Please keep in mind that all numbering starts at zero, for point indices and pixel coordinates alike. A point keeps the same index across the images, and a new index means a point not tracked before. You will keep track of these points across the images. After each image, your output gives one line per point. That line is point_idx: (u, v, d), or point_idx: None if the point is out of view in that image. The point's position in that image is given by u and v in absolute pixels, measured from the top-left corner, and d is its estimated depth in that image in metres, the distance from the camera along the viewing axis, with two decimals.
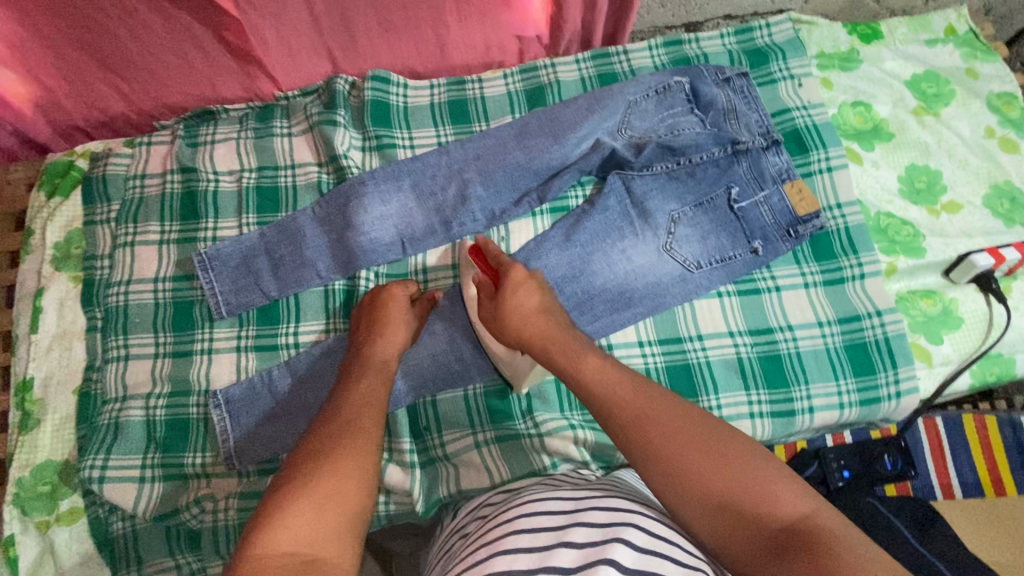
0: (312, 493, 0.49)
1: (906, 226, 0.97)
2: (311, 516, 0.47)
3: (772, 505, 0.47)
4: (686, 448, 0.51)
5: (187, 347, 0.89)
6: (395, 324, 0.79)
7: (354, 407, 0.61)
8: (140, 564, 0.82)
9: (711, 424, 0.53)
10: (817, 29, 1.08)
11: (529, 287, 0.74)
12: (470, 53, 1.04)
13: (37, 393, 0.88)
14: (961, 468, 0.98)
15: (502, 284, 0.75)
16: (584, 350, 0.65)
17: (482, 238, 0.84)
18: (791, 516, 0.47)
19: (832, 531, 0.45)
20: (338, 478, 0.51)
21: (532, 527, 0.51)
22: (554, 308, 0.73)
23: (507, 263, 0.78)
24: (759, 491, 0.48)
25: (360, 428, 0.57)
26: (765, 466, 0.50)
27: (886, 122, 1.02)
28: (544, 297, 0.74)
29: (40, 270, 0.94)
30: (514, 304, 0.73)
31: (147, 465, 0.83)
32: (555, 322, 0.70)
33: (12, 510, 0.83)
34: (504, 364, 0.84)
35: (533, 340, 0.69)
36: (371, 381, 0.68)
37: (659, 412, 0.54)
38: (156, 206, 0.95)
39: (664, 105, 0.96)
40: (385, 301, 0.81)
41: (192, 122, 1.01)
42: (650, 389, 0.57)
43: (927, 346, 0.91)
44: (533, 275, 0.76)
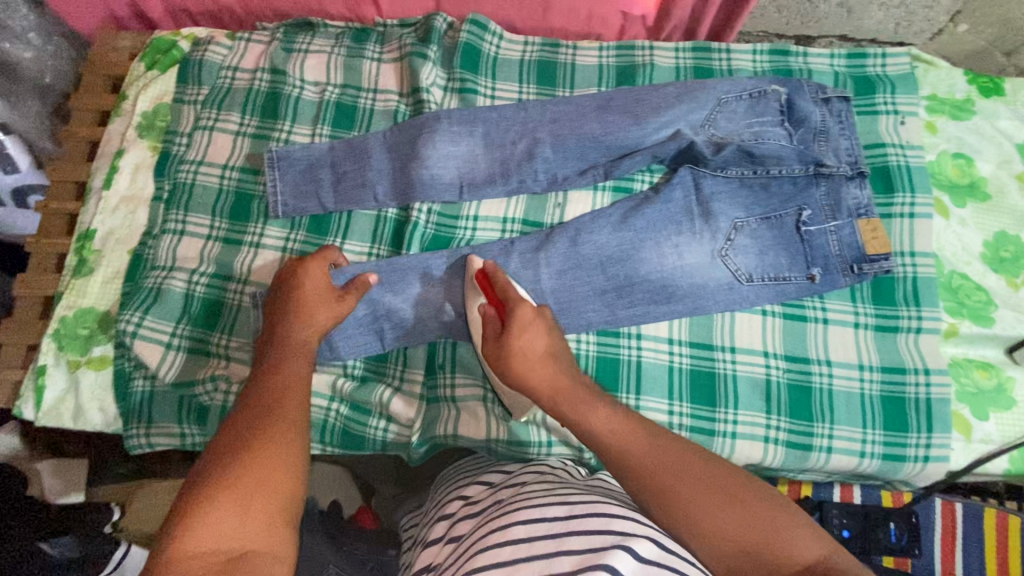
0: (231, 490, 0.49)
1: (979, 291, 0.91)
2: (234, 512, 0.47)
3: (792, 548, 0.48)
4: (709, 497, 0.51)
5: (239, 237, 0.92)
6: (313, 309, 0.74)
7: (274, 393, 0.61)
8: (150, 423, 0.86)
9: (727, 471, 0.53)
10: (935, 71, 1.02)
11: (537, 327, 0.69)
12: (571, 19, 1.03)
13: (97, 245, 0.93)
14: (969, 563, 0.91)
15: (508, 322, 0.70)
16: (592, 398, 0.62)
17: (489, 264, 0.79)
18: (809, 556, 0.47)
19: (848, 572, 0.46)
20: (259, 469, 0.51)
21: (529, 532, 0.50)
22: (561, 351, 0.69)
23: (515, 296, 0.73)
24: (779, 535, 0.48)
25: (281, 415, 0.58)
26: (784, 510, 0.50)
27: (985, 181, 0.96)
28: (553, 338, 0.69)
29: (125, 132, 0.99)
30: (520, 345, 0.68)
31: (177, 334, 0.88)
32: (562, 370, 0.66)
33: (50, 342, 0.87)
34: (506, 396, 0.82)
35: (542, 393, 0.65)
36: (291, 362, 0.67)
37: (680, 467, 0.53)
38: (241, 98, 0.98)
39: (754, 111, 0.93)
40: (298, 283, 0.75)
41: (292, 29, 1.03)
42: (663, 438, 0.57)
43: (970, 419, 0.86)
44: (539, 312, 0.71)
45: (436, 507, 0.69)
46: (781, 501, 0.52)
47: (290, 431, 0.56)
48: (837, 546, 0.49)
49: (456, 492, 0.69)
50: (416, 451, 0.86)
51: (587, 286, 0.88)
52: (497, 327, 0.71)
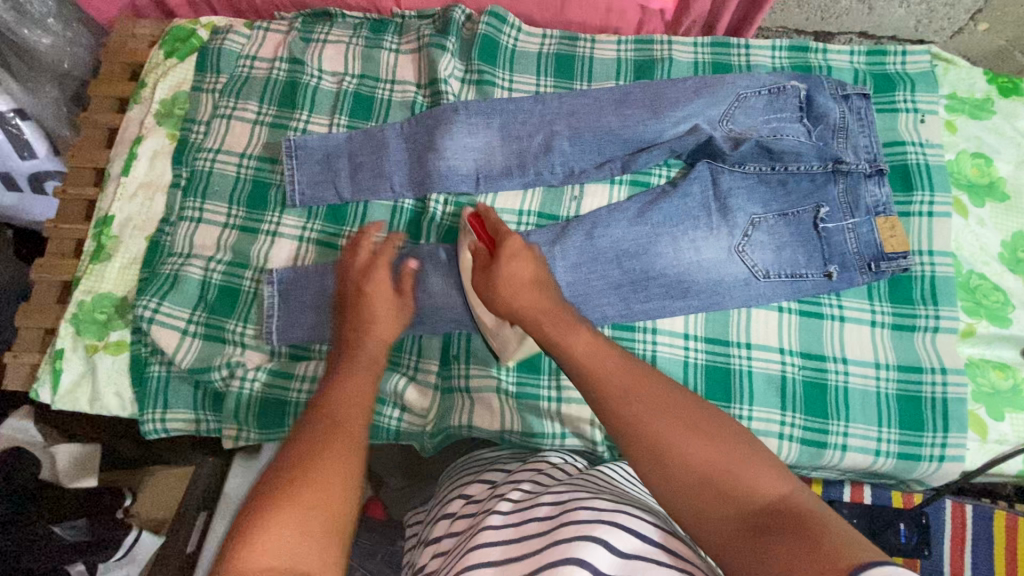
0: (291, 502, 0.43)
1: (996, 292, 0.90)
2: (292, 525, 0.42)
3: (753, 484, 0.46)
4: (674, 429, 0.49)
5: (255, 225, 0.93)
6: (381, 318, 0.68)
7: (340, 402, 0.54)
8: (165, 408, 0.86)
9: (702, 409, 0.51)
10: (955, 70, 1.01)
11: (526, 258, 0.70)
12: (590, 13, 1.02)
13: (115, 231, 0.93)
14: (978, 564, 0.90)
15: (497, 252, 0.71)
16: (576, 324, 0.62)
17: (483, 207, 0.81)
18: (771, 497, 0.45)
19: (809, 511, 0.44)
20: (318, 492, 0.45)
21: (522, 531, 0.50)
22: (548, 282, 0.69)
23: (505, 232, 0.74)
24: (741, 472, 0.47)
25: (346, 426, 0.51)
26: (751, 449, 0.48)
27: (1004, 181, 0.95)
28: (540, 269, 0.70)
29: (143, 120, 0.99)
30: (506, 273, 0.69)
31: (193, 320, 0.88)
32: (549, 296, 0.67)
33: (68, 326, 0.88)
34: (491, 337, 0.84)
35: (526, 315, 0.66)
36: (357, 376, 0.59)
37: (650, 399, 0.52)
38: (259, 87, 0.99)
39: (773, 107, 0.92)
40: (365, 290, 0.70)
41: (310, 20, 1.03)
42: (643, 367, 0.55)
43: (985, 419, 0.86)
44: (529, 247, 0.72)
45: (438, 505, 0.69)
46: (749, 439, 0.50)
47: (355, 446, 0.50)
48: (803, 487, 0.47)
49: (458, 492, 0.68)
50: (429, 442, 0.87)
51: (602, 280, 0.88)
52: (486, 258, 0.74)
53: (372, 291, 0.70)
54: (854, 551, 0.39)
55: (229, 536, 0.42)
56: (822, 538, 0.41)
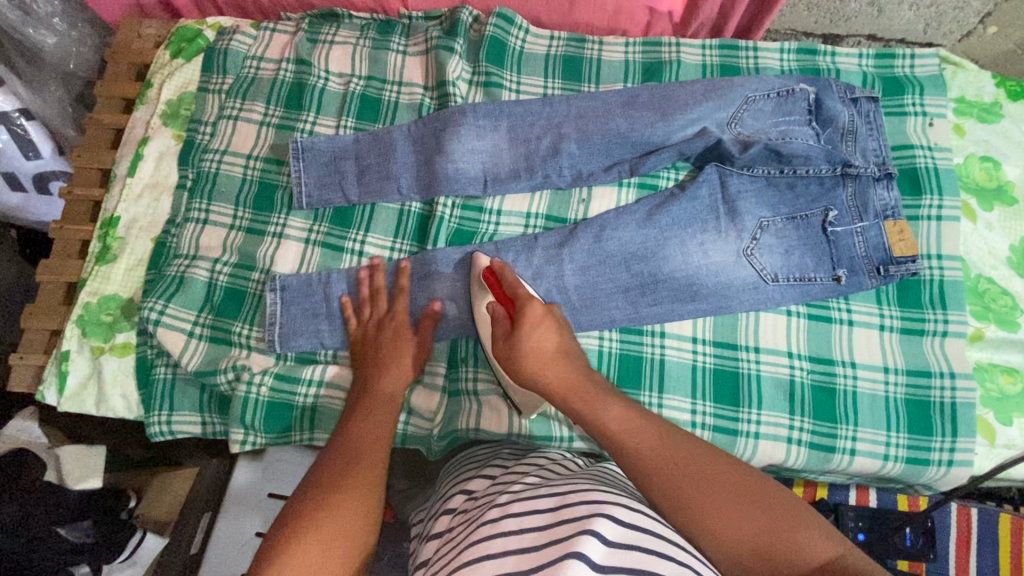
0: (318, 528, 0.51)
1: (1005, 296, 0.90)
2: (321, 547, 0.50)
3: (802, 549, 0.47)
4: (719, 501, 0.51)
5: (262, 227, 0.92)
6: (394, 359, 0.79)
7: (360, 441, 0.64)
8: (171, 410, 0.86)
9: (742, 475, 0.53)
10: (963, 73, 1.01)
11: (547, 324, 0.71)
12: (598, 14, 1.02)
13: (120, 232, 0.93)
14: (984, 568, 0.90)
15: (518, 318, 0.72)
16: (605, 393, 0.64)
17: (496, 262, 0.81)
18: (822, 558, 0.47)
19: (861, 572, 0.46)
20: (343, 512, 0.54)
21: (521, 525, 0.48)
22: (571, 348, 0.70)
23: (524, 294, 0.74)
24: (790, 538, 0.48)
25: (365, 460, 0.61)
26: (794, 512, 0.50)
27: (1012, 185, 0.95)
28: (563, 337, 0.71)
29: (149, 120, 0.99)
30: (534, 343, 0.69)
31: (199, 323, 0.88)
32: (574, 365, 0.68)
33: (74, 328, 0.88)
34: (515, 393, 0.80)
35: (555, 386, 0.67)
36: (378, 413, 0.70)
37: (689, 471, 0.53)
38: (265, 88, 0.98)
39: (781, 110, 0.92)
40: (377, 339, 0.82)
41: (316, 21, 1.03)
42: (679, 439, 0.57)
43: (994, 424, 0.85)
44: (548, 311, 0.73)
45: (441, 500, 0.69)
46: (793, 501, 0.51)
47: (374, 477, 0.59)
48: (850, 546, 0.49)
49: (458, 489, 0.68)
50: (436, 444, 0.86)
51: (610, 282, 0.88)
52: (507, 325, 0.73)
53: (389, 335, 0.82)
54: None
55: (265, 556, 0.50)
56: None
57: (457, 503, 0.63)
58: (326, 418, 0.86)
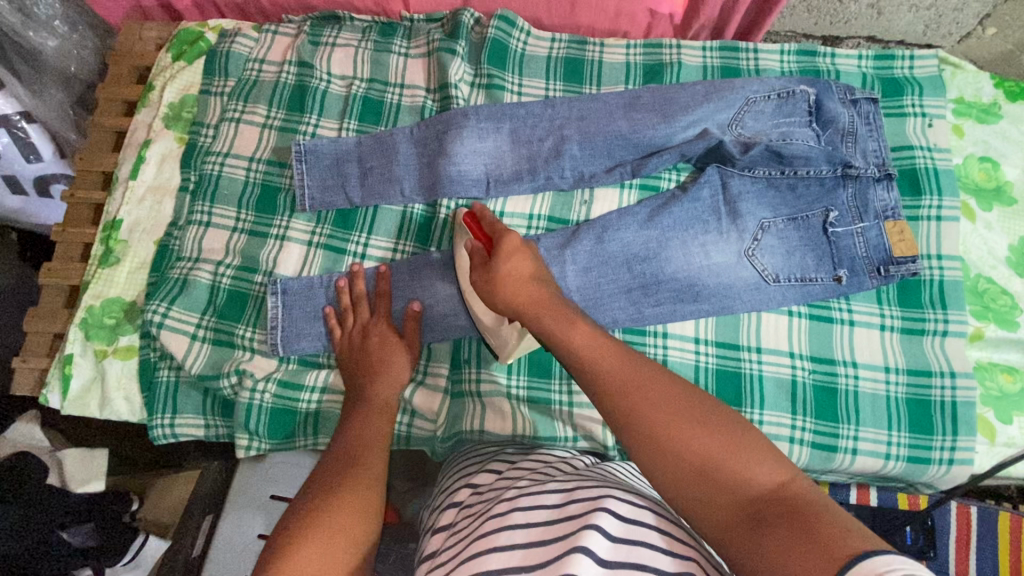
0: (320, 529, 0.52)
1: (1004, 296, 0.91)
2: (323, 546, 0.51)
3: (748, 474, 0.45)
4: (670, 417, 0.49)
5: (265, 229, 0.92)
6: (386, 368, 0.79)
7: (358, 446, 0.65)
8: (174, 414, 0.86)
9: (702, 399, 0.51)
10: (962, 74, 1.01)
11: (522, 255, 0.71)
12: (599, 17, 1.02)
13: (123, 235, 0.93)
14: (984, 566, 0.91)
15: (495, 249, 0.72)
16: (575, 317, 0.62)
17: (478, 206, 0.81)
18: (768, 485, 0.45)
19: (806, 499, 0.43)
20: (340, 518, 0.54)
21: (527, 519, 0.48)
22: (545, 278, 0.70)
23: (503, 230, 0.75)
24: (736, 461, 0.46)
25: (363, 462, 0.61)
26: (747, 438, 0.48)
27: (1011, 185, 0.95)
28: (536, 267, 0.71)
29: (151, 123, 0.99)
30: (506, 271, 0.70)
31: (202, 325, 0.87)
32: (547, 292, 0.67)
33: (77, 332, 0.87)
34: (490, 335, 0.81)
35: (525, 310, 0.66)
36: (374, 417, 0.70)
37: (645, 388, 0.51)
38: (267, 91, 0.98)
39: (782, 111, 0.93)
40: (366, 347, 0.81)
41: (318, 23, 1.03)
42: (643, 359, 0.55)
43: (994, 422, 0.86)
44: (526, 245, 0.73)
45: (444, 494, 0.69)
46: (747, 427, 0.49)
47: (373, 479, 0.60)
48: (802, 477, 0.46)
49: (461, 484, 0.68)
50: (440, 446, 0.87)
51: (613, 283, 0.88)
52: (484, 256, 0.75)
53: (375, 343, 0.81)
54: (848, 541, 0.39)
55: (267, 558, 0.50)
56: (819, 528, 0.40)
57: (463, 497, 0.64)
58: (329, 422, 0.85)
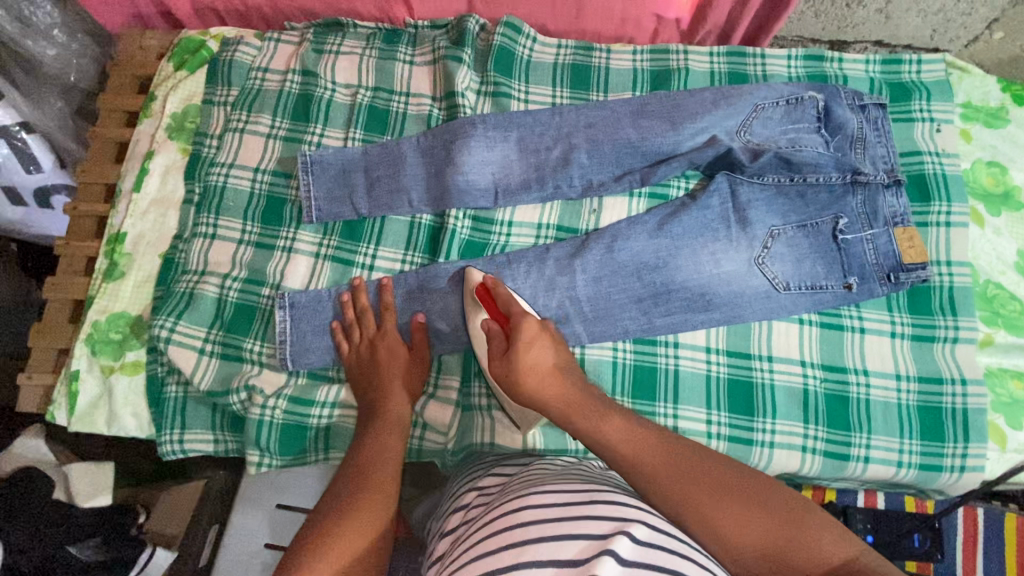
0: (330, 551, 0.52)
1: (1014, 301, 0.91)
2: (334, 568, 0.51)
3: (816, 552, 0.50)
4: (733, 513, 0.52)
5: (271, 241, 0.91)
6: (392, 381, 0.79)
7: (372, 462, 0.64)
8: (183, 429, 0.85)
9: (752, 480, 0.55)
10: (969, 78, 1.01)
11: (543, 341, 0.70)
12: (605, 22, 1.01)
13: (127, 248, 0.92)
14: (993, 568, 0.92)
15: (514, 338, 0.69)
16: (603, 411, 0.63)
17: (489, 277, 0.80)
18: (836, 558, 0.49)
19: (872, 568, 0.48)
20: (358, 530, 0.55)
21: (540, 514, 0.49)
22: (568, 364, 0.70)
23: (519, 312, 0.73)
24: (803, 542, 0.50)
25: (376, 479, 0.62)
26: (802, 512, 0.52)
27: (1020, 190, 0.95)
28: (557, 353, 0.70)
29: (154, 134, 0.98)
30: (529, 361, 0.68)
31: (209, 339, 0.87)
32: (571, 382, 0.67)
33: (83, 348, 0.87)
34: (512, 407, 0.80)
35: (554, 406, 0.65)
36: (388, 433, 0.71)
37: (698, 485, 0.54)
38: (271, 100, 0.97)
39: (791, 117, 0.92)
40: (375, 358, 0.81)
41: (321, 30, 1.02)
42: (685, 451, 0.58)
43: (1004, 428, 0.86)
44: (544, 327, 0.71)
45: (453, 499, 0.69)
46: (798, 500, 0.54)
47: (385, 498, 0.60)
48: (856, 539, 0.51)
49: (470, 489, 0.68)
50: (451, 459, 0.86)
51: (623, 293, 0.88)
52: (501, 342, 0.71)
53: (383, 355, 0.81)
54: None
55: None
56: None
57: (472, 498, 0.64)
58: (340, 438, 0.85)
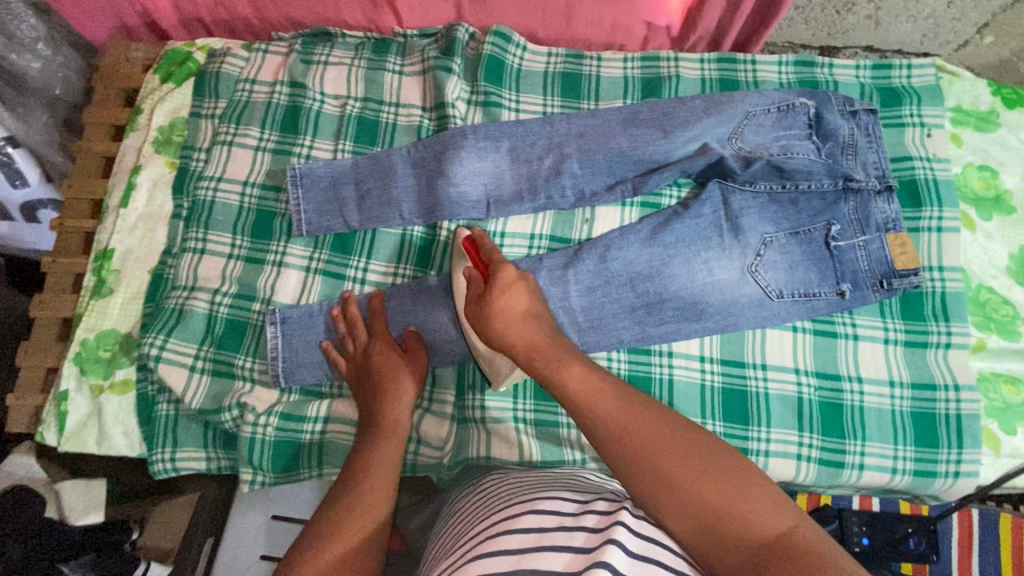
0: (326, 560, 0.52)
1: (1006, 306, 0.91)
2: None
3: (753, 519, 0.47)
4: (672, 466, 0.51)
5: (261, 255, 0.91)
6: (392, 384, 0.77)
7: (370, 476, 0.64)
8: (174, 447, 0.84)
9: (699, 439, 0.53)
10: (959, 82, 1.01)
11: (518, 288, 0.71)
12: (595, 30, 1.01)
13: (115, 264, 0.91)
14: (986, 568, 0.93)
15: (490, 282, 0.71)
16: (567, 355, 0.64)
17: (478, 231, 0.80)
18: (772, 529, 0.47)
19: (809, 545, 0.46)
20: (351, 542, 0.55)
21: (541, 524, 0.48)
22: (542, 312, 0.70)
23: (500, 260, 0.74)
24: (739, 507, 0.48)
25: (372, 494, 0.61)
26: (748, 480, 0.50)
27: (1011, 194, 0.96)
28: (532, 300, 0.71)
29: (141, 148, 0.97)
30: (501, 304, 0.69)
31: (200, 356, 0.86)
32: (540, 329, 0.68)
33: (72, 367, 0.86)
34: (484, 361, 0.80)
35: (517, 349, 0.67)
36: (388, 444, 0.69)
37: (644, 436, 0.53)
38: (260, 112, 0.96)
39: (782, 124, 0.92)
40: (370, 361, 0.80)
41: (309, 40, 1.01)
42: (638, 402, 0.57)
43: (998, 433, 0.86)
44: (523, 277, 0.72)
45: (449, 514, 0.69)
46: (747, 469, 0.51)
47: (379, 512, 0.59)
48: (803, 518, 0.49)
49: (468, 500, 0.67)
50: (446, 474, 0.86)
51: (616, 303, 0.88)
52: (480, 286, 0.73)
53: (378, 359, 0.80)
54: None
55: None
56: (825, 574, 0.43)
57: (467, 510, 0.64)
58: (334, 454, 0.84)
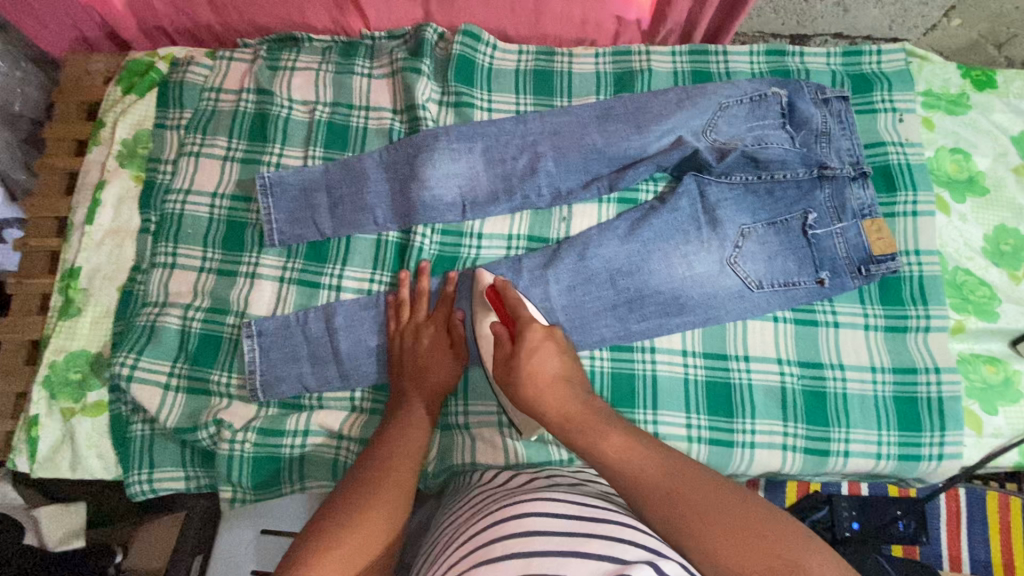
0: (353, 532, 0.54)
1: (982, 287, 0.92)
2: (357, 546, 0.53)
3: None
4: (718, 529, 0.49)
5: (233, 268, 0.89)
6: (434, 363, 0.79)
7: (396, 455, 0.65)
8: (151, 467, 0.82)
9: (744, 500, 0.51)
10: (929, 66, 1.02)
11: (547, 350, 0.66)
12: (565, 25, 1.00)
13: (82, 283, 0.89)
14: (974, 546, 0.94)
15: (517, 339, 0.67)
16: (605, 422, 0.60)
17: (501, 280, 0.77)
18: None
19: None
20: (376, 516, 0.56)
21: (546, 528, 0.49)
22: (573, 374, 0.66)
23: (526, 317, 0.70)
24: (794, 573, 0.46)
25: (397, 478, 0.61)
26: (799, 540, 0.48)
27: (983, 175, 0.96)
28: (564, 361, 0.66)
29: (104, 163, 0.94)
30: (530, 366, 0.65)
31: (174, 373, 0.84)
32: (574, 394, 0.63)
33: (41, 391, 0.84)
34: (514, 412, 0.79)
35: (550, 416, 0.63)
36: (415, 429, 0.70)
37: (688, 500, 0.51)
38: (227, 121, 0.94)
39: (755, 115, 0.92)
40: (420, 320, 0.82)
41: (275, 45, 0.99)
42: (679, 465, 0.55)
43: (980, 414, 0.87)
44: (552, 333, 0.68)
45: (440, 518, 0.69)
46: (798, 529, 0.49)
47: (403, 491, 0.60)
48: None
49: (460, 505, 0.68)
50: (432, 481, 0.85)
51: (597, 301, 0.87)
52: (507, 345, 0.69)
53: (426, 345, 0.80)
54: None
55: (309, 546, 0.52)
56: None
57: (459, 514, 0.64)
58: (315, 466, 0.83)
